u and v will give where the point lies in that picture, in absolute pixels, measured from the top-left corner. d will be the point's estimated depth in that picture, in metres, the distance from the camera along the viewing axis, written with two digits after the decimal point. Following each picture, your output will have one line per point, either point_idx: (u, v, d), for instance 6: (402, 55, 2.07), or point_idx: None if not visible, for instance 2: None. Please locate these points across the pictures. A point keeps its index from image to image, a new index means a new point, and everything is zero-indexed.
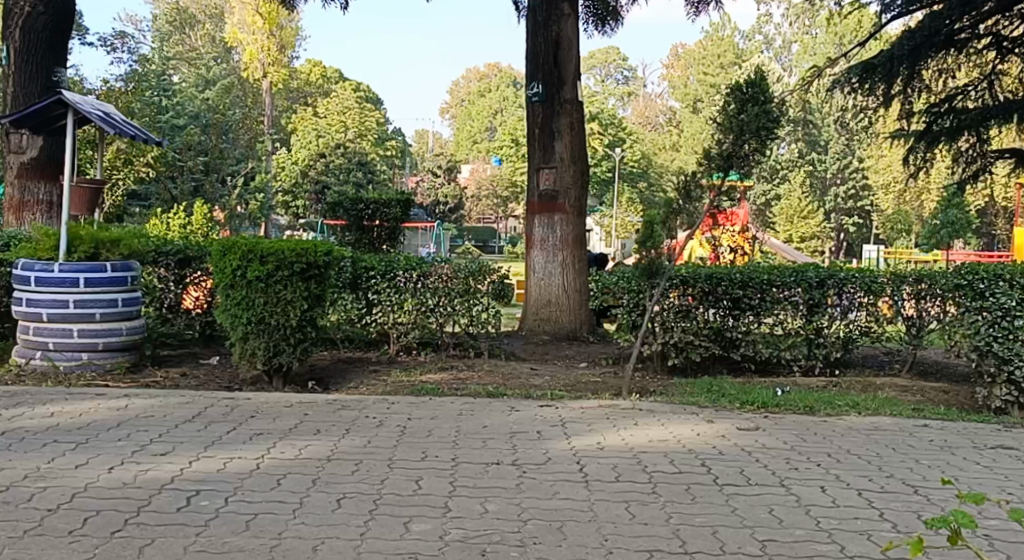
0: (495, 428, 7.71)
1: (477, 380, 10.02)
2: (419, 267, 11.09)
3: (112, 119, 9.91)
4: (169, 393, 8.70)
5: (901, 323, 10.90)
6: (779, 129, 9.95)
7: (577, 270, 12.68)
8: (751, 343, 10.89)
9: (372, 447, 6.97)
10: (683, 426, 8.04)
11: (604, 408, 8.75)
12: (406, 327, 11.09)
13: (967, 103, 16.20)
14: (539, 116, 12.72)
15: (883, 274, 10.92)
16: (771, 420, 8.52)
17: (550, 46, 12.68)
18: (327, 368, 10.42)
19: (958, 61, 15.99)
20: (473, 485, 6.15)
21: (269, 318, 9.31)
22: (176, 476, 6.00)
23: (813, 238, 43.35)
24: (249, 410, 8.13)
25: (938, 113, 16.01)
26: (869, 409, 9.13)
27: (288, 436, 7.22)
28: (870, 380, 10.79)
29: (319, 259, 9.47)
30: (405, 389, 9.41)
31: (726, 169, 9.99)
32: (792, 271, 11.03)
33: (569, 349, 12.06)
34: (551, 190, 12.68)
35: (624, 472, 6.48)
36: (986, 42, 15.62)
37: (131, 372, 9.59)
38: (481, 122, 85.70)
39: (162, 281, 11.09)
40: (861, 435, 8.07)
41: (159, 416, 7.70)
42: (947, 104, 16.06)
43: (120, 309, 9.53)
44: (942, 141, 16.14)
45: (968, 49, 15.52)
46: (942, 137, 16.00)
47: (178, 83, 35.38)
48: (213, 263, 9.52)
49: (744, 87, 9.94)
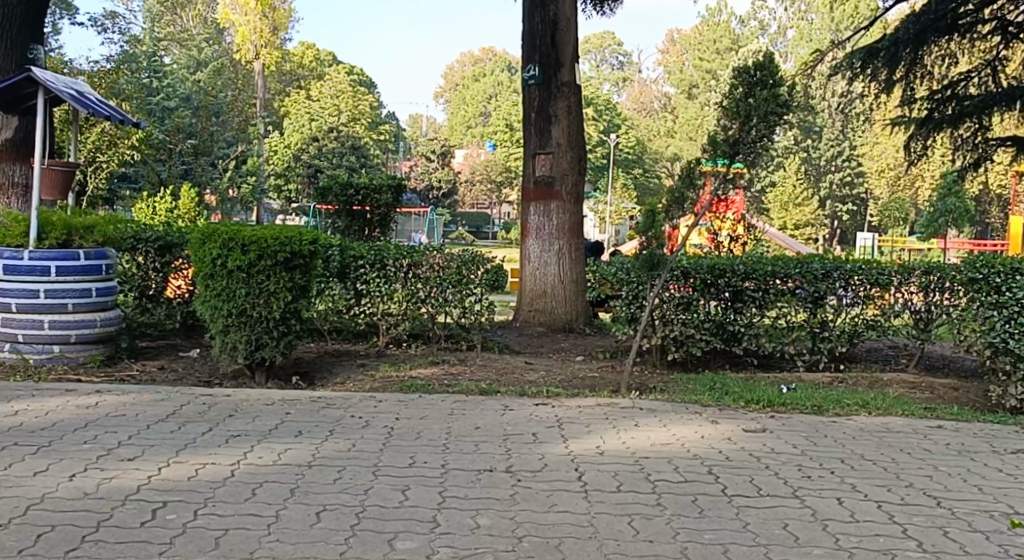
0: (488, 430, 7.28)
1: (469, 375, 9.58)
2: (410, 256, 10.61)
3: (87, 99, 9.45)
4: (143, 389, 8.23)
5: (909, 316, 10.49)
6: (789, 114, 9.45)
7: (574, 259, 12.26)
8: (754, 337, 10.47)
9: (357, 451, 6.53)
10: (686, 427, 7.61)
11: (601, 407, 8.32)
12: (396, 318, 10.66)
13: (970, 90, 15.71)
14: (535, 100, 12.24)
15: (890, 267, 10.52)
16: (778, 421, 8.10)
17: (547, 27, 12.18)
18: (313, 362, 10.01)
19: (961, 46, 15.50)
20: (464, 496, 5.72)
21: (251, 310, 8.87)
22: (143, 485, 5.56)
23: (807, 225, 42.90)
24: (228, 409, 7.68)
25: (940, 100, 15.54)
26: (880, 409, 8.70)
27: (267, 438, 6.78)
28: (877, 376, 10.41)
29: (304, 248, 9.03)
30: (393, 386, 8.95)
31: (732, 156, 9.51)
32: (797, 262, 10.60)
33: (565, 341, 11.66)
34: (547, 176, 12.22)
35: (626, 481, 6.05)
36: (990, 27, 15.10)
37: (105, 367, 9.13)
38: (475, 106, 85.16)
39: (141, 269, 10.59)
40: (873, 437, 7.65)
41: (130, 416, 7.24)
42: (949, 91, 15.58)
43: (93, 300, 9.08)
44: (944, 129, 15.66)
45: (972, 34, 15.01)
46: (944, 124, 15.53)
47: (169, 65, 34.85)
48: (192, 252, 9.05)
49: (751, 70, 9.44)
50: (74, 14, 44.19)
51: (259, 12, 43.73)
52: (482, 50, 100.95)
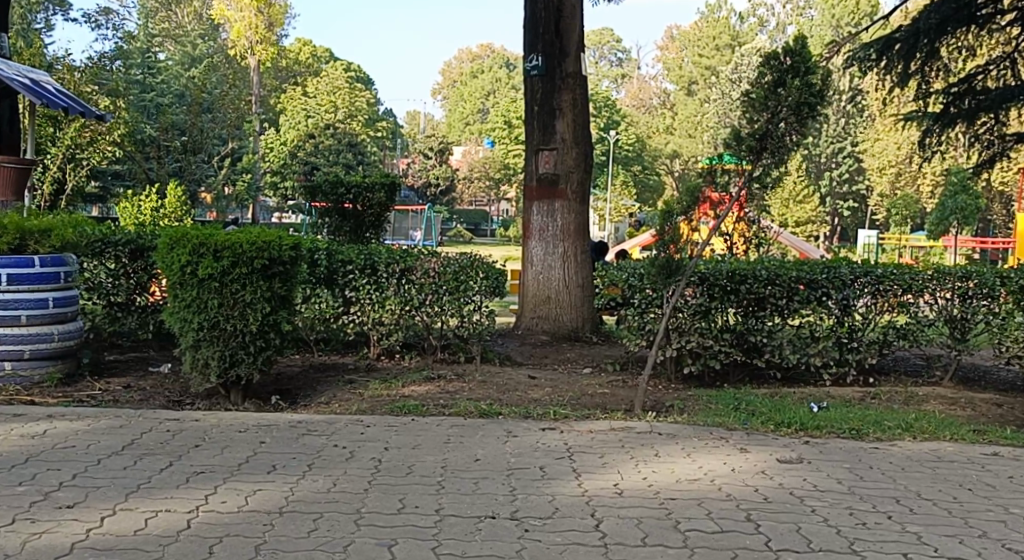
0: (489, 463, 6.38)
1: (468, 393, 8.67)
2: (402, 260, 9.68)
3: (39, 89, 8.97)
4: (101, 412, 7.33)
5: (945, 324, 9.63)
6: (823, 105, 8.53)
7: (580, 263, 11.36)
8: (777, 349, 9.57)
9: (338, 492, 5.66)
10: (713, 458, 6.71)
11: (616, 432, 7.42)
12: (389, 327, 9.76)
13: (988, 85, 13.88)
14: (539, 91, 11.31)
15: (924, 270, 9.65)
16: (814, 448, 7.21)
17: (551, 13, 11.26)
18: (295, 377, 9.13)
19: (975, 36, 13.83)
20: (463, 554, 4.88)
21: (225, 323, 7.97)
22: (78, 543, 4.79)
23: (809, 222, 42.05)
24: (194, 437, 6.78)
25: (954, 95, 13.76)
26: (925, 432, 7.80)
27: (234, 475, 5.89)
28: (911, 391, 9.54)
29: (284, 254, 8.11)
30: (382, 407, 8.03)
31: (758, 153, 8.65)
32: (824, 265, 9.72)
33: (570, 352, 10.78)
34: (550, 174, 11.30)
35: (652, 532, 5.18)
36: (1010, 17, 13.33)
37: (64, 386, 8.24)
38: (472, 103, 84.39)
39: (110, 275, 9.64)
40: (925, 469, 6.74)
41: (79, 446, 6.36)
42: (965, 84, 13.75)
43: (50, 311, 8.21)
44: (958, 125, 13.93)
45: (989, 25, 13.39)
46: (959, 120, 13.77)
47: (159, 61, 33.99)
48: (159, 257, 8.13)
49: (781, 56, 8.50)
50: (67, 10, 43.55)
51: (255, 7, 42.92)
52: (481, 46, 100.22)
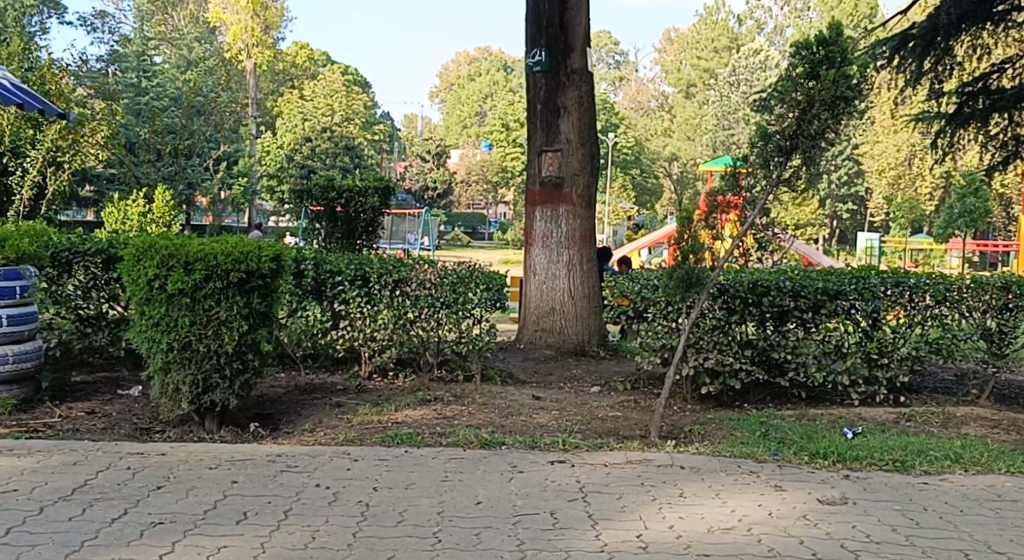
0: (492, 507, 5.58)
1: (466, 418, 7.85)
2: (396, 270, 8.84)
3: None
4: (57, 445, 6.53)
5: (982, 338, 8.82)
6: (859, 100, 7.74)
7: (586, 272, 10.57)
8: (801, 367, 8.76)
9: (319, 549, 4.92)
10: (746, 499, 5.92)
11: (633, 466, 6.61)
12: (382, 343, 8.91)
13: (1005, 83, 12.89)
14: (542, 89, 10.50)
15: (959, 279, 8.85)
16: (857, 484, 6.39)
17: (555, 5, 10.47)
18: (277, 401, 8.31)
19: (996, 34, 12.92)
20: None
21: (197, 343, 7.16)
22: None
23: (809, 226, 41.35)
24: (157, 475, 5.98)
25: (972, 93, 12.76)
26: (977, 464, 7.00)
27: (198, 527, 5.14)
28: (948, 411, 8.72)
29: (263, 266, 7.28)
30: (372, 437, 7.20)
31: (788, 153, 7.85)
32: (852, 275, 8.92)
33: (576, 368, 9.96)
34: (555, 177, 10.50)
35: None
36: None
37: (19, 412, 7.46)
38: (469, 106, 83.71)
39: (80, 288, 8.77)
40: (987, 511, 5.92)
41: (23, 489, 5.59)
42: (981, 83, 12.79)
43: (4, 330, 7.44)
44: (977, 126, 12.80)
45: (1011, 20, 12.49)
46: (977, 121, 12.70)
47: (151, 64, 33.28)
48: (125, 270, 7.32)
49: (813, 46, 7.71)
50: (62, 13, 42.90)
51: (251, 9, 42.54)
52: (479, 50, 99.56)
